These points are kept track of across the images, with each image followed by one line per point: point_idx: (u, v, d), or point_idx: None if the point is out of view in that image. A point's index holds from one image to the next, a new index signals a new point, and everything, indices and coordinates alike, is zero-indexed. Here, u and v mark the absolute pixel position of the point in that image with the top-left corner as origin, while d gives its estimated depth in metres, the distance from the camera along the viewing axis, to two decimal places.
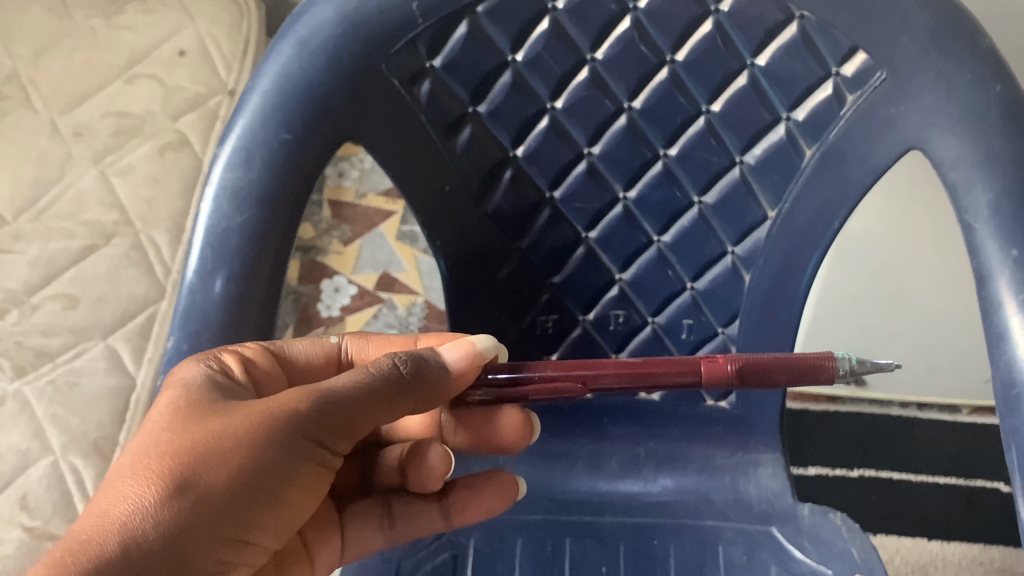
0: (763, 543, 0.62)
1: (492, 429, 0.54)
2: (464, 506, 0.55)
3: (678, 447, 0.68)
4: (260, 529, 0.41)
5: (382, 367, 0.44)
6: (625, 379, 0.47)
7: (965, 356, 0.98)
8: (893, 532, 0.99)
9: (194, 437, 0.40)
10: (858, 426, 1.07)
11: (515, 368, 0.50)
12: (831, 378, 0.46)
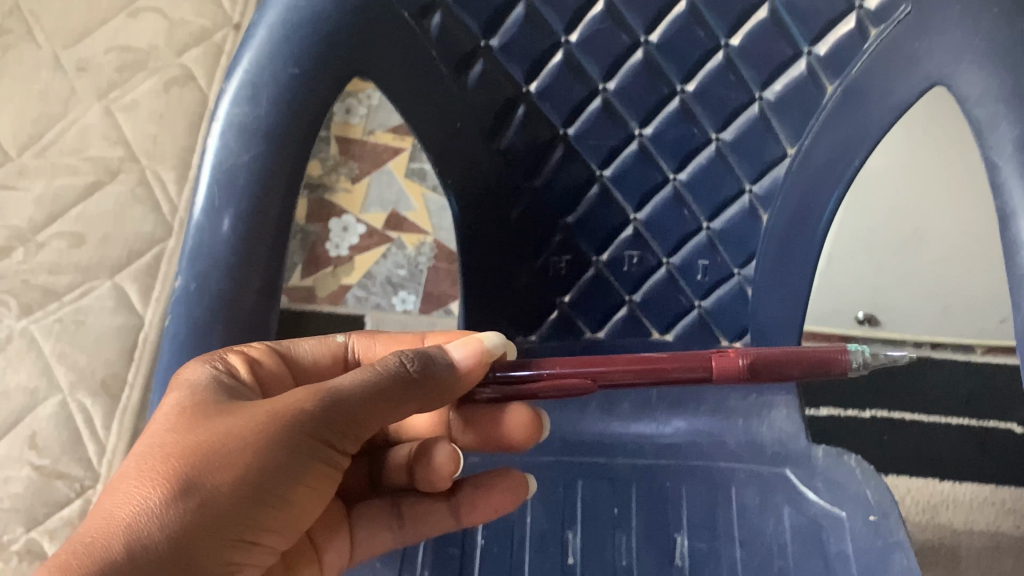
0: (776, 485, 0.62)
1: (499, 429, 0.53)
2: (473, 506, 0.54)
3: (691, 389, 0.67)
4: (268, 531, 0.40)
5: (390, 365, 0.43)
6: (636, 375, 0.46)
7: (976, 294, 0.97)
8: (904, 474, 0.99)
9: (199, 438, 0.39)
10: (872, 367, 1.05)
11: (524, 366, 0.49)
12: (843, 372, 0.45)
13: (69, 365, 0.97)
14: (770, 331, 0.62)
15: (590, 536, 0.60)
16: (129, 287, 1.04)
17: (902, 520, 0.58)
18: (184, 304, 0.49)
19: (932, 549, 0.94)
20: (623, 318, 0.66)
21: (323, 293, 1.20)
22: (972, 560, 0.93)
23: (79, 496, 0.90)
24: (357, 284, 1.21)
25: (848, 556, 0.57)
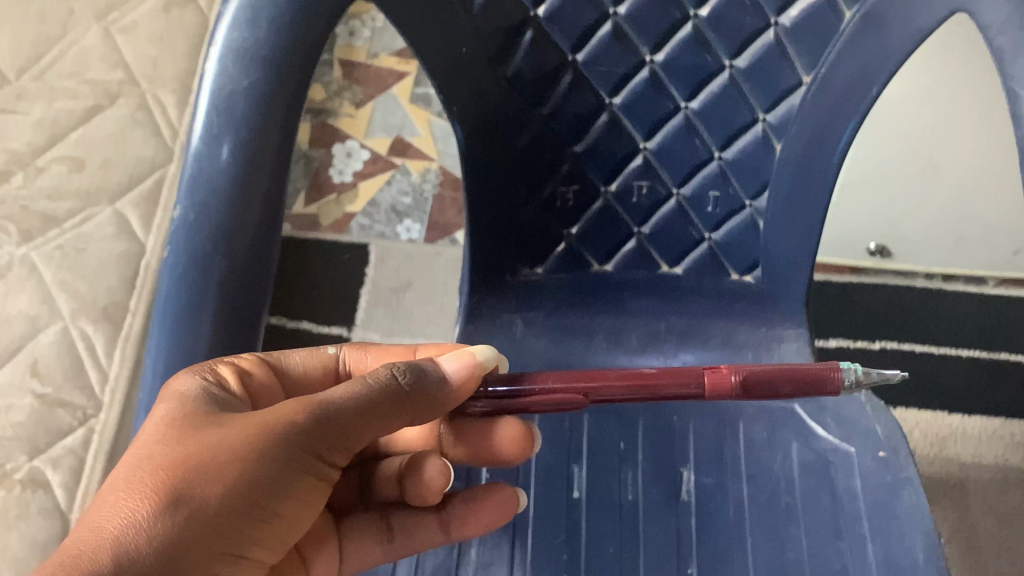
0: (784, 420, 0.61)
1: (489, 445, 0.50)
2: (464, 521, 0.52)
3: (701, 321, 0.65)
4: (258, 545, 0.39)
5: (383, 377, 0.42)
6: (629, 391, 0.44)
7: (988, 228, 0.97)
8: (912, 407, 1.01)
9: (188, 450, 0.38)
10: (881, 297, 1.08)
11: (515, 379, 0.46)
12: (836, 389, 0.43)
13: (70, 292, 0.97)
14: (780, 266, 0.62)
15: (597, 470, 0.60)
16: (131, 213, 1.03)
17: (912, 456, 0.58)
18: (189, 229, 0.48)
19: (940, 482, 0.97)
20: (632, 250, 0.64)
21: (327, 222, 1.18)
22: (980, 492, 0.96)
23: (82, 425, 0.89)
24: (362, 212, 1.19)
25: (857, 494, 0.57)
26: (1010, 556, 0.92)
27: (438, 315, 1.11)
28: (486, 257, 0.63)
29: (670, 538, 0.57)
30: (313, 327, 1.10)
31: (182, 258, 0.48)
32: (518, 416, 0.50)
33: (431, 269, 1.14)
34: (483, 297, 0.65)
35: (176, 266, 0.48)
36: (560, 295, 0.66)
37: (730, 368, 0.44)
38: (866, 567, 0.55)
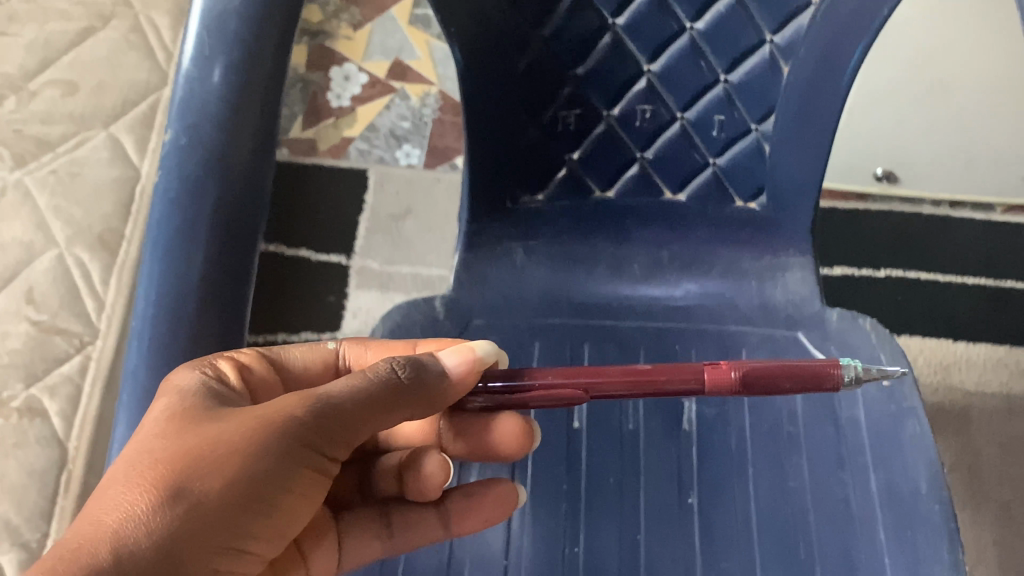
0: (788, 349, 0.60)
1: (487, 438, 0.49)
2: (463, 515, 0.50)
3: (704, 249, 0.65)
4: (258, 540, 0.38)
5: (382, 372, 0.41)
6: (629, 387, 0.44)
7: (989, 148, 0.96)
8: (917, 334, 1.00)
9: (187, 444, 0.37)
10: (887, 224, 1.07)
11: (513, 375, 0.45)
12: (835, 387, 0.43)
13: (65, 219, 0.96)
14: (785, 192, 0.60)
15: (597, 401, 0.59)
16: (126, 138, 1.02)
17: (917, 385, 0.58)
18: (181, 153, 0.47)
19: (943, 411, 0.96)
20: (634, 175, 0.63)
21: (325, 146, 1.17)
22: (984, 421, 0.96)
23: (78, 352, 0.88)
24: (360, 137, 1.18)
25: (860, 423, 0.57)
26: (1014, 486, 0.92)
27: (437, 242, 1.10)
28: (486, 185, 0.61)
29: (670, 466, 0.57)
30: (313, 254, 1.10)
31: (173, 184, 0.47)
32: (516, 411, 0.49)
33: (430, 196, 1.13)
34: (482, 224, 0.63)
35: (167, 193, 0.47)
36: (561, 223, 0.65)
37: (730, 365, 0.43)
38: (868, 497, 0.55)
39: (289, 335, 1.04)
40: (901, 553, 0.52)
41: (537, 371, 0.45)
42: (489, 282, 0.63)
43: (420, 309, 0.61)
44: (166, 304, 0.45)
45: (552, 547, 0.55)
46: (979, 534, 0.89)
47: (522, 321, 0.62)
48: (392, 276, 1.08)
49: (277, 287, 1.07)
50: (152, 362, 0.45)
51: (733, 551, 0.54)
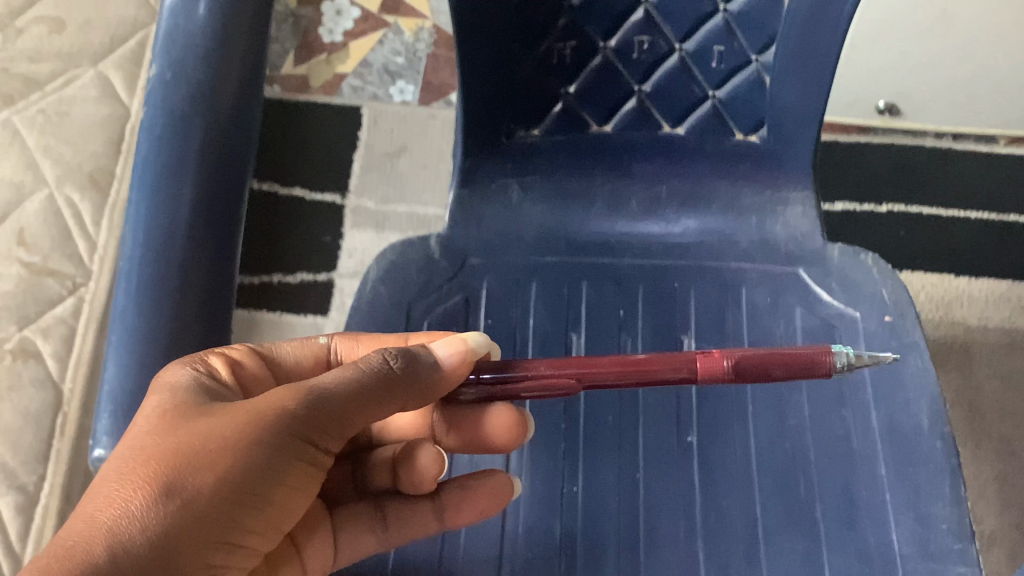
0: (789, 285, 0.60)
1: (481, 429, 0.50)
2: (459, 506, 0.50)
3: (702, 184, 0.64)
4: (250, 532, 0.39)
5: (373, 363, 0.41)
6: (622, 377, 0.44)
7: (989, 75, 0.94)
8: (919, 270, 1.00)
9: (180, 439, 0.38)
10: (889, 158, 1.05)
11: (504, 367, 0.46)
12: (828, 374, 0.43)
13: (55, 158, 0.95)
14: (786, 125, 0.59)
15: (596, 340, 0.59)
16: (116, 76, 1.00)
17: (919, 320, 0.57)
18: (165, 84, 0.47)
19: (944, 345, 0.96)
20: (632, 109, 0.61)
21: (318, 83, 1.15)
22: (985, 356, 0.95)
23: (72, 293, 0.88)
24: (353, 73, 1.16)
25: (861, 359, 0.56)
26: (1015, 420, 0.91)
27: (433, 180, 1.09)
28: (480, 122, 0.59)
29: (668, 405, 0.57)
30: (307, 193, 1.08)
31: (158, 117, 0.46)
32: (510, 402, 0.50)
33: (425, 133, 1.12)
34: (476, 160, 0.62)
35: (151, 128, 0.46)
36: (559, 158, 0.63)
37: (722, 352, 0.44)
38: (869, 434, 0.54)
39: (283, 276, 1.03)
40: (903, 489, 0.52)
41: (528, 362, 0.45)
42: (485, 221, 0.62)
43: (415, 247, 0.61)
44: (157, 236, 0.45)
45: (551, 486, 0.54)
46: (979, 470, 0.89)
47: (519, 260, 0.61)
48: (388, 215, 1.07)
49: (271, 227, 1.06)
50: (145, 295, 0.44)
51: (732, 490, 0.54)
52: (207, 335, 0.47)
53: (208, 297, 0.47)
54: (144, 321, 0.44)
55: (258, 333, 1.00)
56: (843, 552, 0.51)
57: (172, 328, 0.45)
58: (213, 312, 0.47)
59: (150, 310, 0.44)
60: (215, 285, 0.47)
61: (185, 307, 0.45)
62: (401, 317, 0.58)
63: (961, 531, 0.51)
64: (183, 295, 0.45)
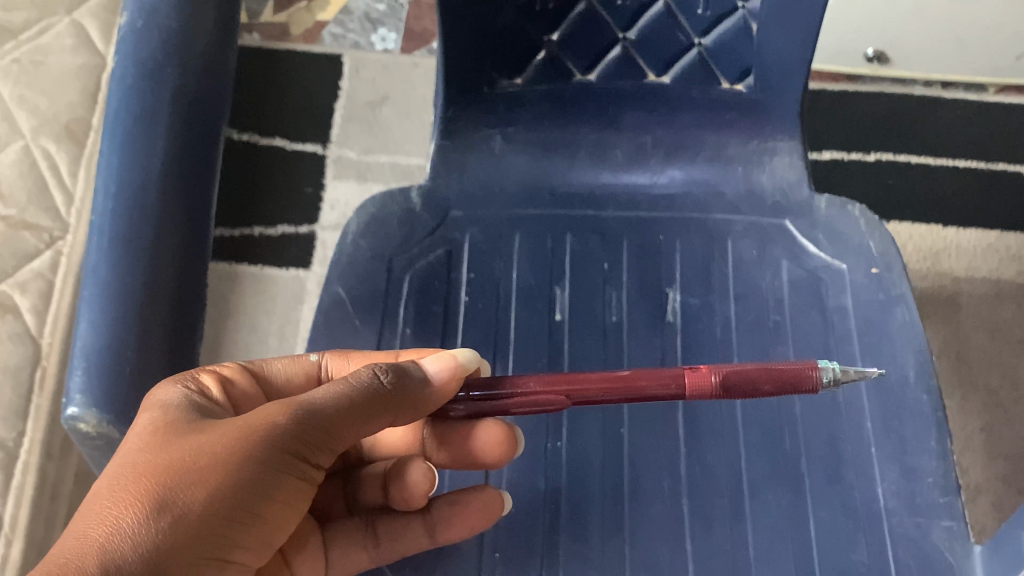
0: (775, 237, 0.59)
1: (470, 445, 0.49)
2: (448, 523, 0.49)
3: (688, 133, 0.63)
4: (242, 548, 0.39)
5: (362, 378, 0.41)
6: (610, 392, 0.44)
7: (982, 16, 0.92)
8: (907, 219, 0.99)
9: (170, 457, 0.38)
10: (877, 106, 1.05)
11: (494, 382, 0.46)
12: (813, 389, 0.43)
13: (30, 108, 0.93)
14: (774, 72, 0.58)
15: (581, 291, 0.58)
16: (92, 25, 0.99)
17: (906, 272, 0.57)
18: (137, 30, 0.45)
19: (932, 296, 0.95)
20: (617, 58, 0.60)
21: (297, 31, 1.14)
22: (972, 307, 0.95)
23: (50, 247, 0.86)
24: (334, 20, 1.14)
25: (847, 310, 0.56)
26: (1002, 372, 0.91)
27: (415, 131, 1.08)
28: (461, 70, 0.58)
29: (653, 358, 0.56)
30: (288, 143, 1.07)
31: (132, 61, 0.44)
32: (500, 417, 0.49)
33: (407, 82, 1.10)
34: (459, 110, 0.61)
35: (125, 73, 0.44)
36: (543, 109, 0.62)
37: (709, 368, 0.44)
38: (856, 386, 0.53)
39: (264, 229, 1.02)
40: (889, 443, 0.52)
41: (517, 377, 0.46)
42: (467, 173, 0.61)
43: (395, 200, 0.60)
44: (130, 186, 0.43)
45: (535, 442, 0.54)
46: (965, 421, 0.89)
47: (501, 213, 0.60)
48: (370, 165, 1.06)
49: (251, 178, 1.05)
50: (122, 242, 0.42)
51: (720, 445, 0.53)
52: (176, 287, 0.45)
53: (178, 248, 0.45)
54: (121, 269, 0.42)
55: (239, 286, 0.99)
56: (829, 507, 0.51)
57: (146, 278, 0.43)
58: (183, 263, 0.46)
59: (127, 258, 0.42)
60: (184, 236, 0.46)
61: (159, 257, 0.44)
62: (382, 270, 0.57)
63: (946, 484, 0.50)
64: (159, 244, 0.44)
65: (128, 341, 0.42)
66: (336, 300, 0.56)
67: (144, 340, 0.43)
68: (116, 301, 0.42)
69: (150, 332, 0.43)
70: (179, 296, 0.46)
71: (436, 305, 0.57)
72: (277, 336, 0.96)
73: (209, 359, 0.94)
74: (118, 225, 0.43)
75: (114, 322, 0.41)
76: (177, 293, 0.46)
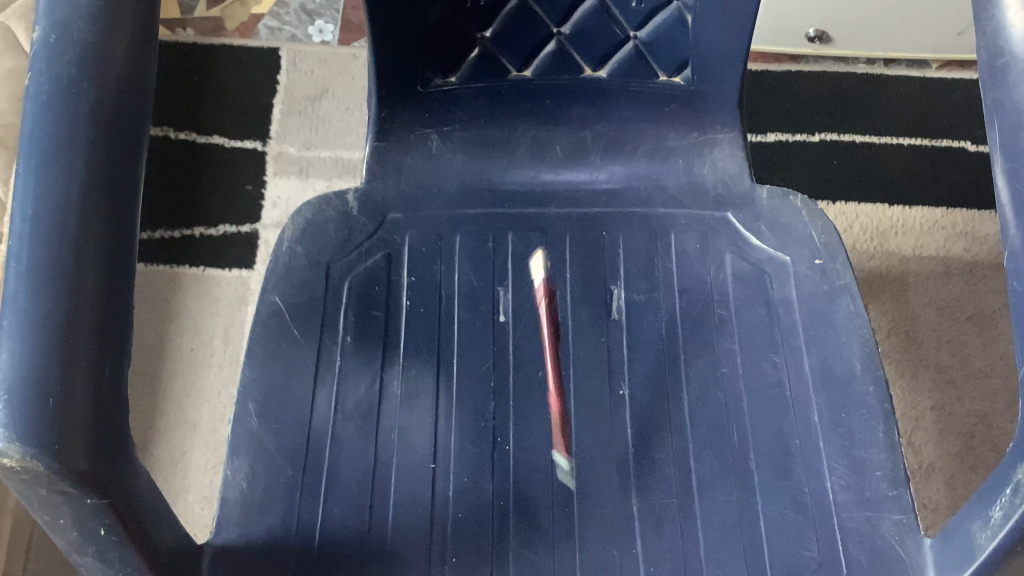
0: (719, 230, 0.59)
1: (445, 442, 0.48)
2: None
3: (629, 129, 0.62)
4: None
5: None
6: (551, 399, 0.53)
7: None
8: (853, 199, 1.04)
9: None
10: (818, 83, 1.12)
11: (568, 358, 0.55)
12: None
13: None
14: (712, 62, 0.57)
15: (523, 292, 0.57)
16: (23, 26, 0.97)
17: (850, 263, 0.57)
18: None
19: (880, 275, 0.99)
20: (551, 54, 0.59)
21: (232, 25, 1.17)
22: (920, 286, 0.99)
23: None
24: (269, 14, 1.18)
25: (792, 303, 0.56)
26: (950, 350, 0.95)
27: (356, 124, 1.10)
28: (391, 66, 0.57)
29: (599, 357, 0.55)
30: (226, 141, 1.08)
31: (51, 23, 0.37)
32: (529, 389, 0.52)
33: (347, 72, 1.13)
34: (395, 110, 0.59)
35: (45, 36, 0.37)
36: (478, 106, 0.61)
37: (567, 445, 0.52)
38: (803, 379, 0.53)
39: (206, 228, 1.02)
40: (836, 437, 0.51)
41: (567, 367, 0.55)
42: (404, 173, 0.61)
43: (332, 205, 0.59)
44: (49, 214, 0.35)
45: (480, 447, 0.52)
46: (916, 399, 0.92)
47: (441, 214, 0.60)
48: (311, 160, 1.07)
49: (191, 177, 1.05)
50: (47, 219, 0.34)
51: (667, 442, 0.52)
52: (110, 282, 0.36)
53: (110, 230, 0.36)
54: (44, 252, 0.34)
55: (181, 287, 0.98)
56: (780, 503, 0.50)
57: (78, 269, 0.35)
58: (121, 254, 0.37)
59: (50, 236, 0.34)
60: (120, 219, 0.37)
61: (88, 238, 0.35)
62: (321, 277, 0.56)
63: (895, 477, 0.50)
64: (86, 222, 0.35)
65: (55, 339, 0.33)
66: (274, 310, 0.55)
67: (76, 341, 0.34)
68: (41, 292, 0.34)
69: (86, 332, 0.34)
70: (119, 294, 0.37)
71: (377, 310, 0.56)
72: (221, 339, 0.96)
73: (152, 364, 0.94)
74: (39, 198, 0.35)
75: (39, 316, 0.33)
76: (113, 291, 0.36)
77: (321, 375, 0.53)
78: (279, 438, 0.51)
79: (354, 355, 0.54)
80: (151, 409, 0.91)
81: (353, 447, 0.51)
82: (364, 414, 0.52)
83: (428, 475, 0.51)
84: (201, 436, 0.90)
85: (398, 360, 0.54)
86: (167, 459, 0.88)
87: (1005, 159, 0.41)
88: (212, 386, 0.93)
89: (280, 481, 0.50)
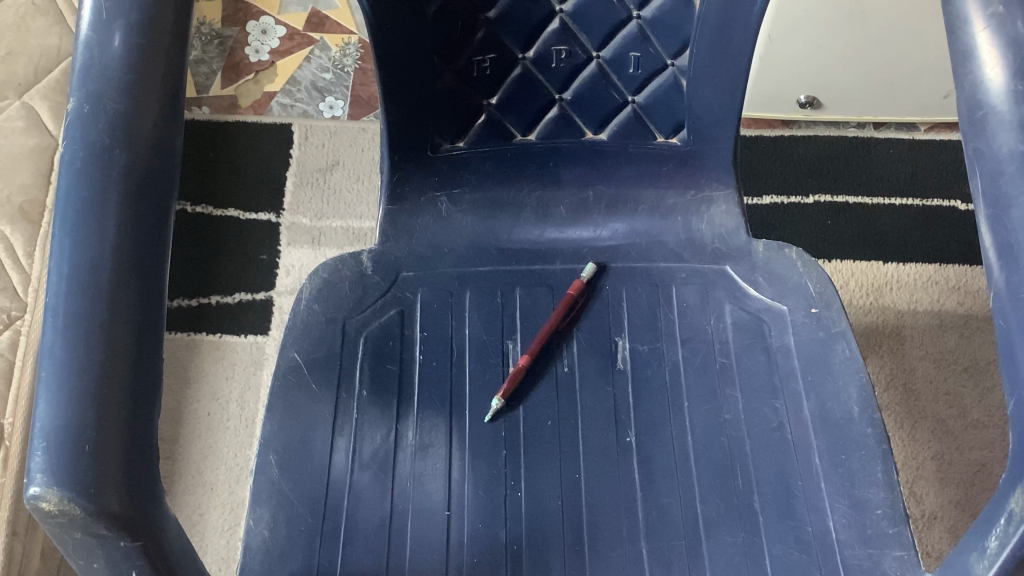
0: (717, 282, 0.62)
1: None
2: None
3: (629, 189, 0.65)
4: None
5: None
6: (523, 363, 0.58)
7: (891, 31, 1.01)
8: (847, 258, 1.08)
9: None
10: (810, 148, 1.17)
11: (549, 349, 0.60)
12: None
13: None
14: (707, 123, 0.61)
15: (543, 353, 0.60)
16: None
17: (844, 310, 0.59)
18: (93, 57, 0.37)
19: (876, 329, 1.03)
20: (554, 118, 0.63)
21: (246, 102, 1.22)
22: (915, 338, 1.02)
23: (8, 327, 0.88)
24: (281, 91, 1.24)
25: (790, 349, 0.58)
26: (947, 401, 0.98)
27: (366, 194, 1.14)
28: (403, 134, 0.60)
29: (607, 404, 0.57)
30: (241, 214, 1.11)
31: (85, 94, 0.37)
32: (513, 403, 0.57)
33: (356, 145, 1.18)
34: (406, 175, 0.62)
35: (79, 107, 0.37)
36: (485, 169, 0.64)
37: (507, 392, 0.57)
38: (802, 421, 0.55)
39: (220, 297, 1.05)
40: (837, 478, 0.53)
41: (551, 353, 0.60)
42: (415, 234, 0.64)
43: (346, 264, 0.62)
44: (82, 273, 0.34)
45: (493, 493, 0.54)
46: (917, 450, 0.94)
47: (451, 270, 0.63)
48: (323, 230, 1.10)
49: (206, 248, 1.09)
50: (83, 277, 0.34)
51: (672, 486, 0.54)
52: (146, 338, 0.35)
53: (144, 287, 0.35)
54: (79, 306, 0.33)
55: (197, 354, 1.01)
56: (783, 543, 0.51)
57: (110, 327, 0.34)
58: (156, 312, 0.36)
59: (88, 293, 0.34)
60: (153, 278, 0.36)
61: (122, 296, 0.34)
62: (337, 331, 0.59)
63: (895, 515, 0.51)
64: (120, 280, 0.35)
65: (91, 390, 0.32)
66: (292, 364, 0.57)
67: (111, 390, 0.33)
68: (78, 344, 0.33)
69: (122, 383, 0.33)
70: (155, 349, 0.35)
71: (391, 364, 0.58)
72: (237, 403, 0.98)
73: (170, 430, 0.96)
74: (74, 256, 0.34)
75: (75, 367, 0.32)
76: (148, 345, 0.35)
77: (338, 426, 0.55)
78: (298, 487, 0.52)
79: (371, 408, 0.56)
80: (170, 472, 0.93)
81: (371, 496, 0.53)
82: (380, 464, 0.54)
83: (442, 523, 0.53)
84: (219, 498, 0.93)
85: (412, 411, 0.56)
86: (187, 520, 0.90)
87: (987, 206, 0.42)
88: (229, 449, 0.96)
89: (301, 528, 0.51)
